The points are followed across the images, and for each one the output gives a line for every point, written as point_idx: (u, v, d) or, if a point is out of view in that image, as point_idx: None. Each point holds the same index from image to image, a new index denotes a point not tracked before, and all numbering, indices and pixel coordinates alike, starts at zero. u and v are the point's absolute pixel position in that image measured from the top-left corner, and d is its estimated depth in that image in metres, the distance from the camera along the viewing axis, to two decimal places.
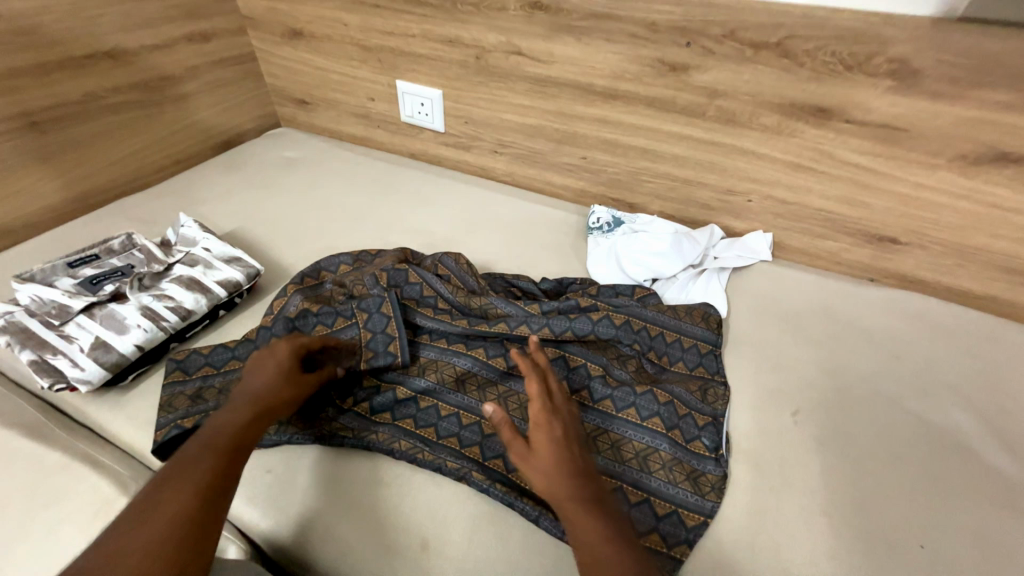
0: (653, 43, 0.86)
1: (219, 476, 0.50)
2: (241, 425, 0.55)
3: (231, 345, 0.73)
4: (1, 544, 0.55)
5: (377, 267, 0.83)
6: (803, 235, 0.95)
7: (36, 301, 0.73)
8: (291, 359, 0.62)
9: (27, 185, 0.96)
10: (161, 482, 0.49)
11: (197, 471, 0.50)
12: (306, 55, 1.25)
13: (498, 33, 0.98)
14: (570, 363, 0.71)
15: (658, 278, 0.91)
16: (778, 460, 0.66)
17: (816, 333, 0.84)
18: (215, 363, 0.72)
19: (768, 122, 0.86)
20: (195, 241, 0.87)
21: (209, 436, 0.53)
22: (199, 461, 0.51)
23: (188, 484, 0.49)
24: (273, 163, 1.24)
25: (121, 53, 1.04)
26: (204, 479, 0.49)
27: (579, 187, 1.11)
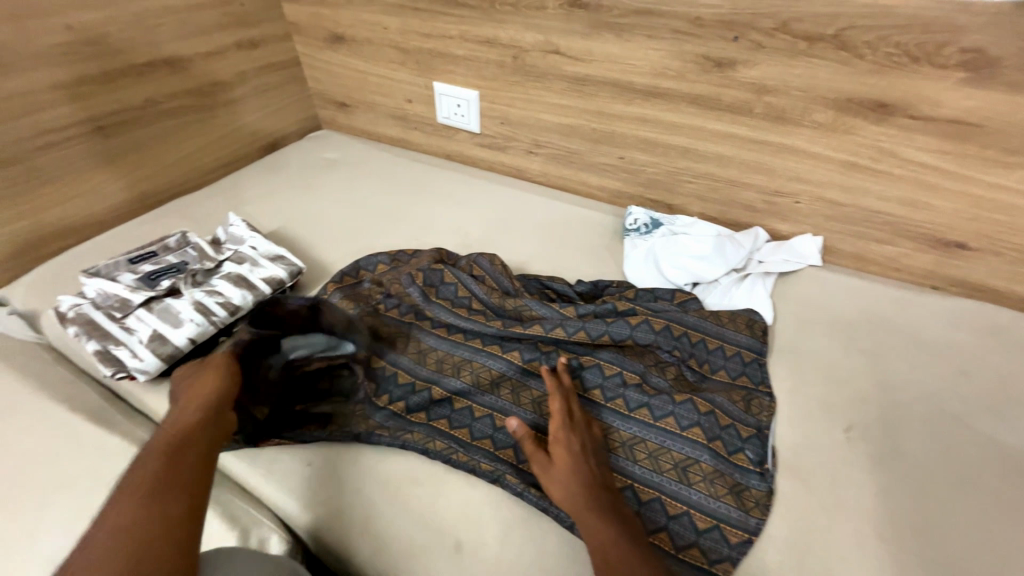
0: (698, 38, 0.83)
1: (166, 471, 0.50)
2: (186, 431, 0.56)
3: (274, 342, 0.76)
4: (68, 520, 0.59)
5: (413, 267, 0.85)
6: (858, 239, 0.89)
7: (102, 294, 0.78)
8: (229, 365, 0.64)
9: (96, 184, 1.03)
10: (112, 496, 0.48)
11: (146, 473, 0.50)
12: (347, 59, 1.28)
13: (536, 32, 0.97)
14: (605, 370, 0.69)
15: (699, 282, 0.87)
16: (829, 479, 0.62)
17: (872, 344, 0.78)
18: None
19: (821, 119, 0.81)
20: (242, 239, 0.91)
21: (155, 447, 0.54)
22: (147, 466, 0.51)
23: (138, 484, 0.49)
24: (315, 165, 1.28)
25: (177, 61, 1.09)
26: (151, 477, 0.50)
27: (616, 188, 1.08)
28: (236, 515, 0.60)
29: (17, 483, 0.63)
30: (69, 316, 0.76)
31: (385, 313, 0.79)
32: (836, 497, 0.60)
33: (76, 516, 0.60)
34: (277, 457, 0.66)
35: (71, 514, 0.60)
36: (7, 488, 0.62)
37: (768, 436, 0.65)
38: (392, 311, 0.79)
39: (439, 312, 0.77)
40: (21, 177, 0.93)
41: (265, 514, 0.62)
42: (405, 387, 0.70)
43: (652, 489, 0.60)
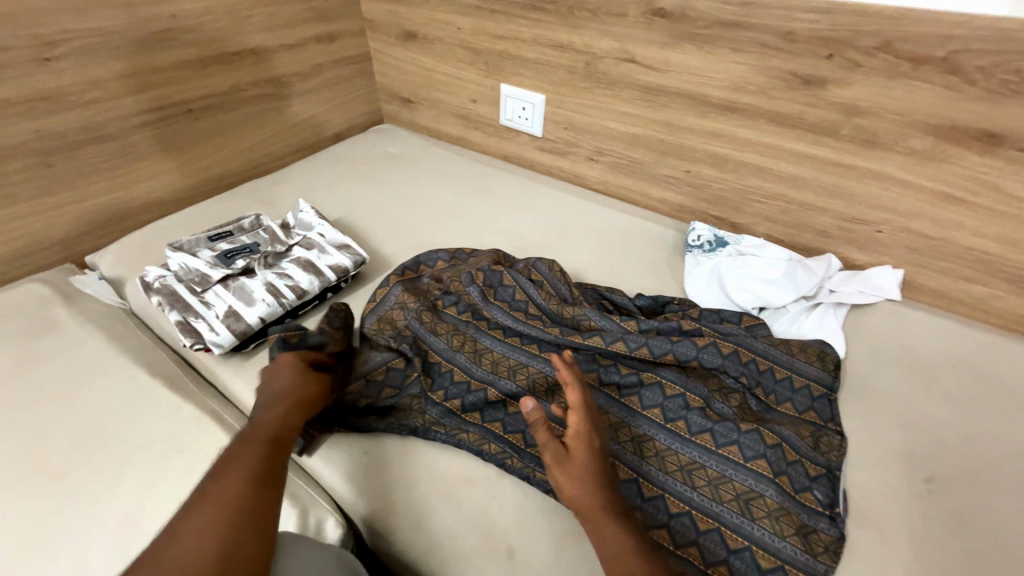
0: (787, 54, 0.80)
1: (267, 460, 0.54)
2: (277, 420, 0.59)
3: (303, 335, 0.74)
4: (145, 478, 0.63)
5: (473, 267, 0.85)
6: (943, 275, 0.83)
7: (184, 268, 0.83)
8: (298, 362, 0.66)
9: (179, 164, 1.10)
10: (212, 475, 0.51)
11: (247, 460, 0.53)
12: (417, 56, 1.31)
13: (612, 39, 0.96)
14: (666, 390, 0.67)
15: (766, 306, 0.84)
16: (907, 531, 0.58)
17: (957, 391, 0.73)
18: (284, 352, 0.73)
19: (917, 145, 0.76)
20: (311, 226, 0.95)
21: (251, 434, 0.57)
22: (249, 453, 0.54)
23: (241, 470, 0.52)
24: (376, 158, 1.31)
25: (262, 51, 1.15)
26: (253, 466, 0.53)
27: (678, 201, 1.06)
28: (297, 494, 0.62)
29: (100, 439, 0.67)
30: (154, 286, 0.81)
31: (443, 309, 0.79)
32: (916, 552, 0.56)
33: (151, 476, 0.63)
34: (337, 442, 0.67)
35: (147, 474, 0.64)
36: (92, 440, 0.67)
37: (838, 478, 0.62)
38: (450, 308, 0.80)
39: (497, 314, 0.78)
40: (117, 152, 0.99)
41: (322, 497, 0.63)
42: (461, 386, 0.70)
43: (712, 518, 0.57)
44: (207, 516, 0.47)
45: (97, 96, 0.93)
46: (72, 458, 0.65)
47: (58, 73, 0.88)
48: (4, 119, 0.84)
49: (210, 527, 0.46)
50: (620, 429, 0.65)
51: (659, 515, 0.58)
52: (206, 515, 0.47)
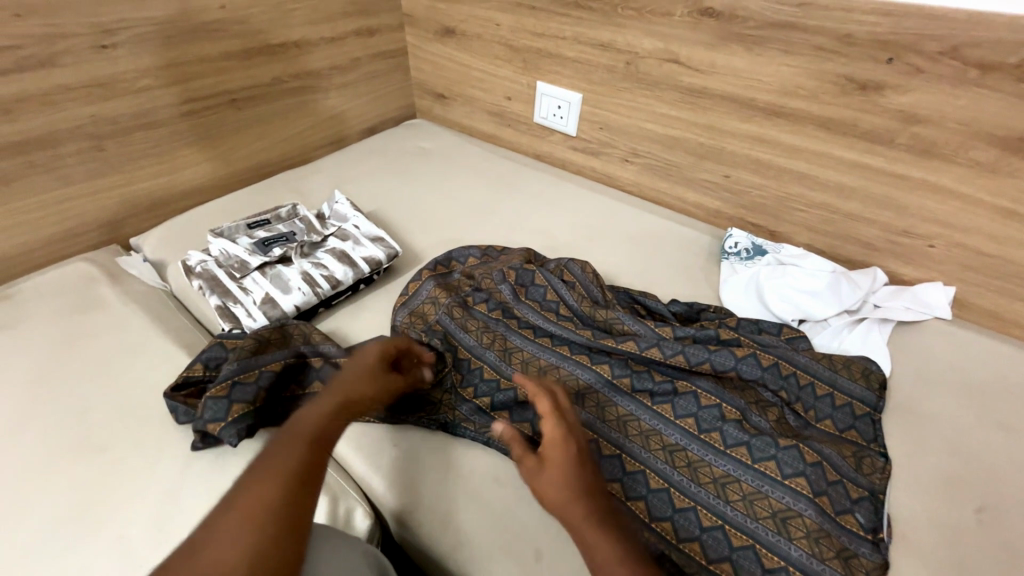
0: (842, 57, 0.77)
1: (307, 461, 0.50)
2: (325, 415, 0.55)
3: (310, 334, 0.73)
4: (182, 456, 0.65)
5: (504, 265, 0.85)
6: (999, 295, 0.79)
7: (224, 254, 0.85)
8: (376, 364, 0.64)
9: (221, 152, 1.12)
10: (249, 475, 0.47)
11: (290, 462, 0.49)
12: (454, 52, 1.31)
13: (656, 39, 0.94)
14: (700, 400, 0.66)
15: (807, 319, 0.81)
16: (955, 564, 0.55)
17: (1014, 419, 0.69)
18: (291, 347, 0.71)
19: (979, 157, 0.72)
20: (346, 217, 0.96)
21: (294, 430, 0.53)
22: (284, 452, 0.50)
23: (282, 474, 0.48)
24: (409, 153, 1.32)
25: (304, 44, 1.17)
26: (295, 471, 0.49)
27: (714, 207, 1.03)
28: (327, 482, 0.63)
29: (142, 416, 0.69)
30: (196, 270, 0.83)
31: (474, 306, 0.79)
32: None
33: (189, 455, 0.65)
34: (366, 433, 0.68)
35: (185, 453, 0.65)
36: (133, 416, 0.69)
37: (881, 502, 0.60)
38: (480, 305, 0.79)
39: (529, 313, 0.77)
40: (164, 138, 1.02)
41: (351, 487, 0.64)
42: (490, 384, 0.70)
43: (746, 535, 0.56)
44: (239, 519, 0.44)
45: (147, 84, 0.96)
46: (116, 433, 0.67)
47: (113, 60, 0.91)
48: (63, 103, 0.88)
49: (240, 538, 0.42)
50: (651, 436, 0.63)
51: (690, 528, 0.57)
52: (240, 523, 0.43)
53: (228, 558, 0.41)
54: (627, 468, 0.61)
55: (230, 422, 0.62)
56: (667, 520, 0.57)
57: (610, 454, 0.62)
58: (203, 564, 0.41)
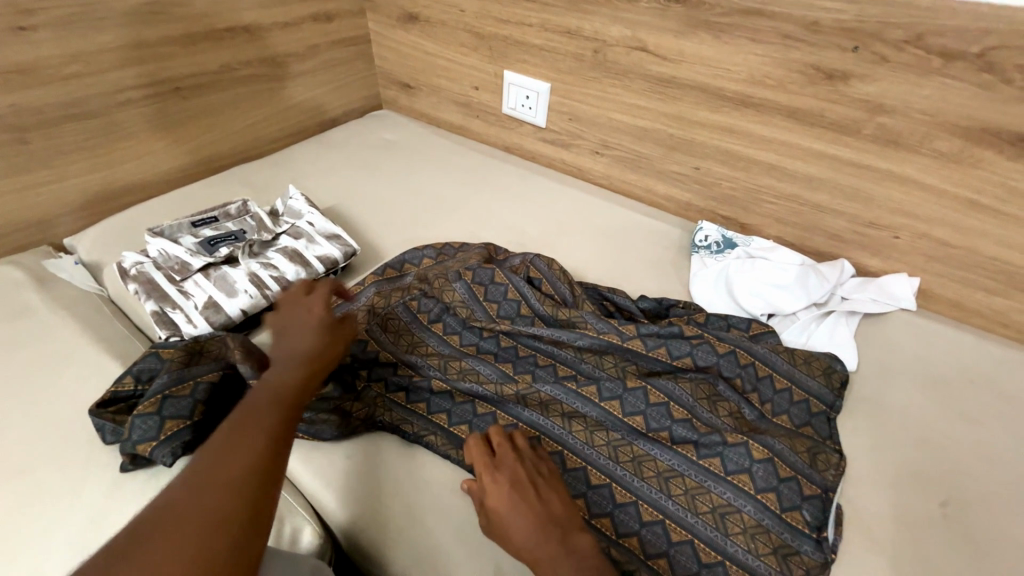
0: (809, 45, 0.75)
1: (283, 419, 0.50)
2: (299, 376, 0.55)
3: (230, 337, 0.68)
4: (114, 477, 0.59)
5: (461, 265, 0.80)
6: (961, 286, 0.79)
7: (163, 255, 0.79)
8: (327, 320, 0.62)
9: (166, 145, 1.05)
10: (232, 427, 0.48)
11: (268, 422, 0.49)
12: (418, 40, 1.25)
13: (624, 26, 0.91)
14: (649, 397, 0.64)
15: (776, 313, 0.80)
16: (922, 559, 0.55)
17: (974, 407, 0.69)
18: (217, 355, 0.66)
19: (944, 148, 0.72)
20: (300, 214, 0.90)
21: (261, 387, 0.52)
22: (262, 410, 0.50)
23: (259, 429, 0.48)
24: (372, 145, 1.26)
25: (255, 29, 1.10)
26: (272, 427, 0.49)
27: (685, 199, 1.01)
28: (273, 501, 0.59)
29: (66, 434, 0.63)
30: (131, 273, 0.77)
31: (417, 313, 0.74)
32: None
33: (119, 477, 0.60)
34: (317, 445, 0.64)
35: (113, 475, 0.60)
36: (57, 434, 0.63)
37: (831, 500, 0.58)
38: (423, 314, 0.74)
39: (482, 317, 0.74)
40: (99, 130, 0.94)
41: (301, 503, 0.60)
42: (444, 396, 0.66)
43: (686, 530, 0.55)
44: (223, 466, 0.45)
45: (77, 70, 0.88)
46: (37, 455, 0.61)
47: (35, 44, 0.83)
48: None
49: (226, 485, 0.44)
50: (596, 433, 0.61)
51: (630, 523, 0.55)
52: (225, 471, 0.44)
53: (209, 512, 0.42)
54: (567, 466, 0.59)
55: (163, 441, 0.57)
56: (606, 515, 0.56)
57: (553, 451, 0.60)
58: (190, 512, 0.42)
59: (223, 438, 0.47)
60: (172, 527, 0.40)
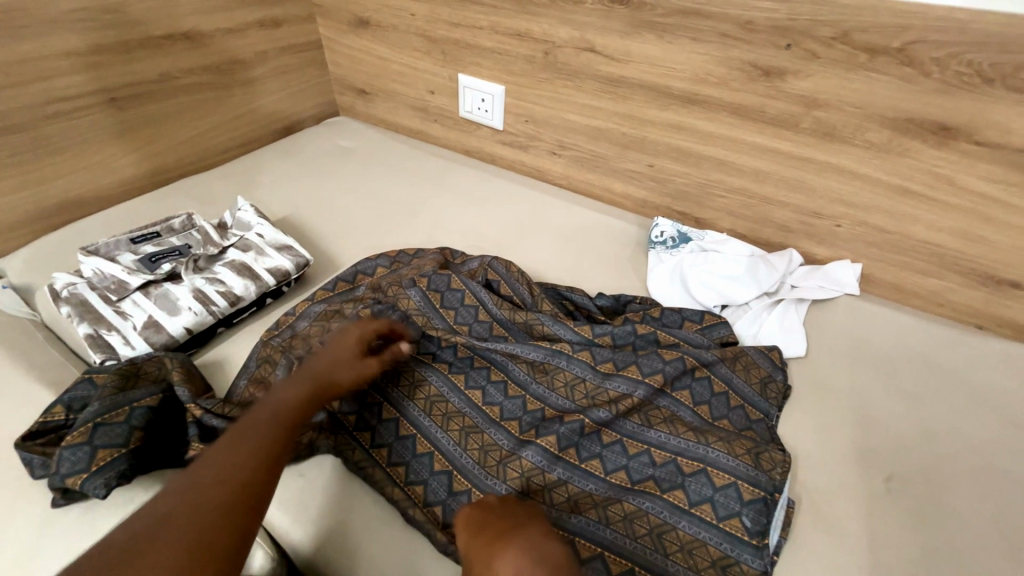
0: (746, 44, 0.78)
1: (280, 437, 0.52)
2: (307, 399, 0.56)
3: (166, 360, 0.65)
4: (46, 513, 0.56)
5: (416, 272, 0.79)
6: (901, 269, 0.82)
7: (99, 275, 0.75)
8: (353, 353, 0.63)
9: (104, 159, 1.00)
10: (233, 441, 0.50)
11: (263, 442, 0.51)
12: (370, 44, 1.23)
13: (571, 28, 0.93)
14: (584, 428, 0.62)
15: (729, 304, 0.82)
16: (868, 532, 0.58)
17: (915, 385, 0.73)
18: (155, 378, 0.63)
19: (874, 138, 0.75)
20: (249, 225, 0.87)
21: (266, 408, 0.54)
22: (262, 428, 0.52)
23: (254, 448, 0.50)
24: (328, 153, 1.24)
25: (197, 35, 1.06)
26: (267, 445, 0.50)
27: (641, 197, 1.03)
28: None
29: None
30: (63, 295, 0.72)
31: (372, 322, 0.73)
32: (856, 555, 0.56)
33: (51, 512, 0.56)
34: None
35: (45, 511, 0.56)
36: None
37: (778, 501, 0.56)
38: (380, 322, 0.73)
39: (439, 323, 0.73)
40: (27, 145, 0.89)
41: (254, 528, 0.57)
42: (390, 426, 0.63)
43: (626, 560, 0.52)
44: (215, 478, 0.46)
45: None
46: None
47: None
48: None
49: (219, 498, 0.45)
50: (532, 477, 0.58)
51: None
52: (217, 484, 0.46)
53: (201, 521, 0.43)
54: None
55: (95, 472, 0.54)
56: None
57: None
58: (183, 520, 0.43)
59: (222, 451, 0.49)
60: (165, 534, 0.42)
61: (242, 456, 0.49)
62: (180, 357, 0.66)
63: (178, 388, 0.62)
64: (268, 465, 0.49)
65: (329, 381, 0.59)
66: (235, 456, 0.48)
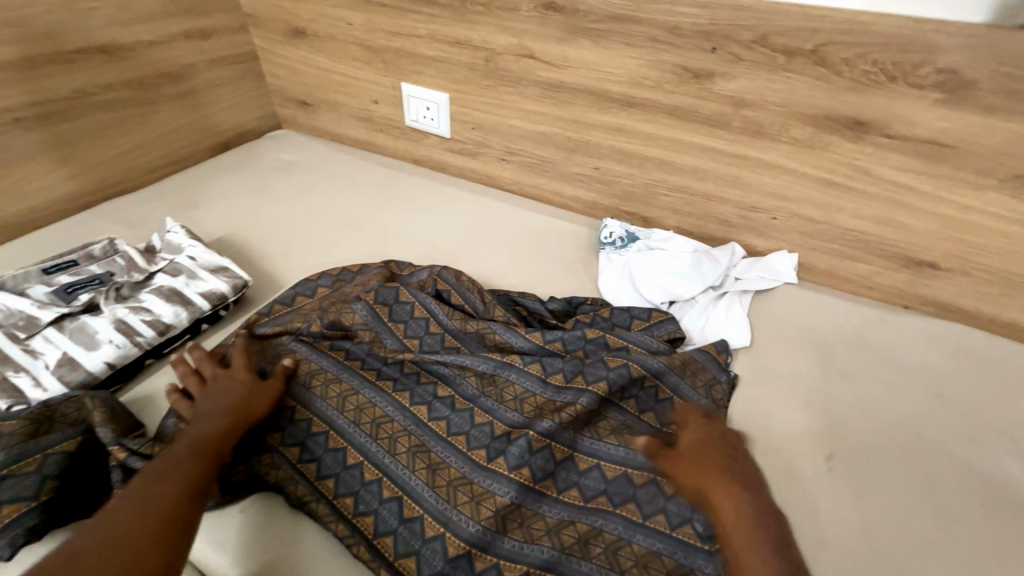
0: (675, 47, 0.81)
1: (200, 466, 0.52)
2: (222, 429, 0.56)
3: (85, 401, 0.59)
4: None
5: (361, 288, 0.77)
6: (832, 256, 0.87)
7: (4, 311, 0.69)
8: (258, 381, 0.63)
9: (13, 184, 0.92)
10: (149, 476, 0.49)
11: (184, 471, 0.51)
12: (308, 55, 1.20)
13: (509, 35, 0.93)
14: (532, 445, 0.61)
15: (676, 300, 0.84)
16: (813, 515, 0.60)
17: (850, 367, 0.76)
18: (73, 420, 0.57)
19: (798, 135, 0.79)
20: (179, 248, 0.81)
21: (184, 439, 0.54)
22: (179, 460, 0.52)
23: (173, 480, 0.50)
24: (270, 167, 1.19)
25: (116, 49, 1.00)
26: (187, 474, 0.50)
27: (590, 199, 1.04)
28: None
29: None
30: None
31: (317, 345, 0.71)
32: (800, 532, 0.58)
33: None
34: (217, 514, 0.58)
35: None
36: None
37: None
38: (325, 345, 0.71)
39: (389, 341, 0.72)
40: None
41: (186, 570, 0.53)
42: (338, 456, 0.60)
43: None
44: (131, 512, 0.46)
45: None
46: None
47: None
48: None
49: (138, 530, 0.45)
50: (482, 500, 0.56)
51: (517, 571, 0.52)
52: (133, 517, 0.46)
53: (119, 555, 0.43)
54: (426, 535, 0.54)
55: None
56: (490, 566, 0.52)
57: (433, 535, 0.54)
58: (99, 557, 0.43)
59: (139, 487, 0.48)
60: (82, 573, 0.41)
61: (160, 489, 0.48)
62: (102, 395, 0.61)
63: (99, 431, 0.57)
64: (192, 491, 0.50)
65: (245, 409, 0.60)
66: (154, 486, 0.48)
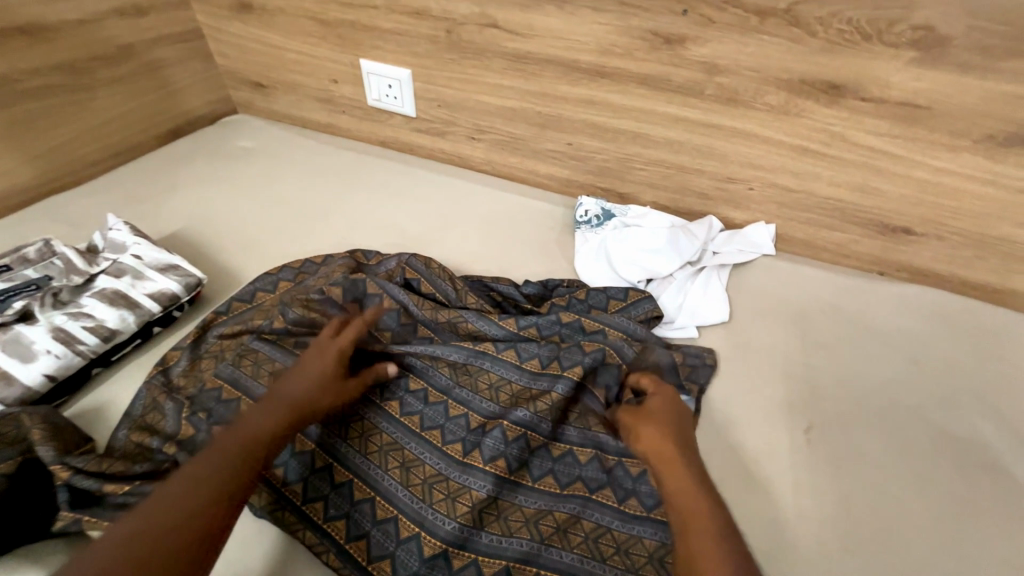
0: (645, 11, 0.76)
1: (235, 471, 0.49)
2: (276, 428, 0.54)
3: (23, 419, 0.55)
4: None
5: (324, 281, 0.72)
6: (809, 226, 0.86)
7: None
8: (331, 375, 0.61)
9: None
10: (189, 470, 0.48)
11: (221, 474, 0.48)
12: (258, 32, 1.11)
13: (471, 3, 0.87)
14: (507, 434, 0.59)
15: (654, 277, 0.82)
16: (792, 488, 0.60)
17: (828, 338, 0.76)
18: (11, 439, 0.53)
19: (773, 101, 0.77)
20: (123, 246, 0.75)
21: (232, 433, 0.52)
22: (218, 458, 0.50)
23: (209, 484, 0.47)
24: (224, 155, 1.11)
25: (38, 29, 0.90)
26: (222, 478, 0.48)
27: (565, 176, 1.00)
28: None
29: None
30: None
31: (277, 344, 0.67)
32: (780, 506, 0.58)
33: None
34: None
35: None
36: None
37: None
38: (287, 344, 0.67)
39: None
40: None
41: None
42: (303, 459, 0.57)
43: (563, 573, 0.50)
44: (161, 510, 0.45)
45: None
46: None
47: None
48: None
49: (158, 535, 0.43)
50: (459, 497, 0.55)
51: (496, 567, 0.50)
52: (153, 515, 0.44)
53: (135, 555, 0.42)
54: (400, 535, 0.52)
55: None
56: (468, 563, 0.51)
57: (407, 536, 0.52)
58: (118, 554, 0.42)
59: (177, 484, 0.47)
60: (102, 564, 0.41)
61: (193, 493, 0.47)
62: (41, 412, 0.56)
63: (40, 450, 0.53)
64: (224, 501, 0.47)
65: (304, 406, 0.57)
66: (186, 485, 0.47)
